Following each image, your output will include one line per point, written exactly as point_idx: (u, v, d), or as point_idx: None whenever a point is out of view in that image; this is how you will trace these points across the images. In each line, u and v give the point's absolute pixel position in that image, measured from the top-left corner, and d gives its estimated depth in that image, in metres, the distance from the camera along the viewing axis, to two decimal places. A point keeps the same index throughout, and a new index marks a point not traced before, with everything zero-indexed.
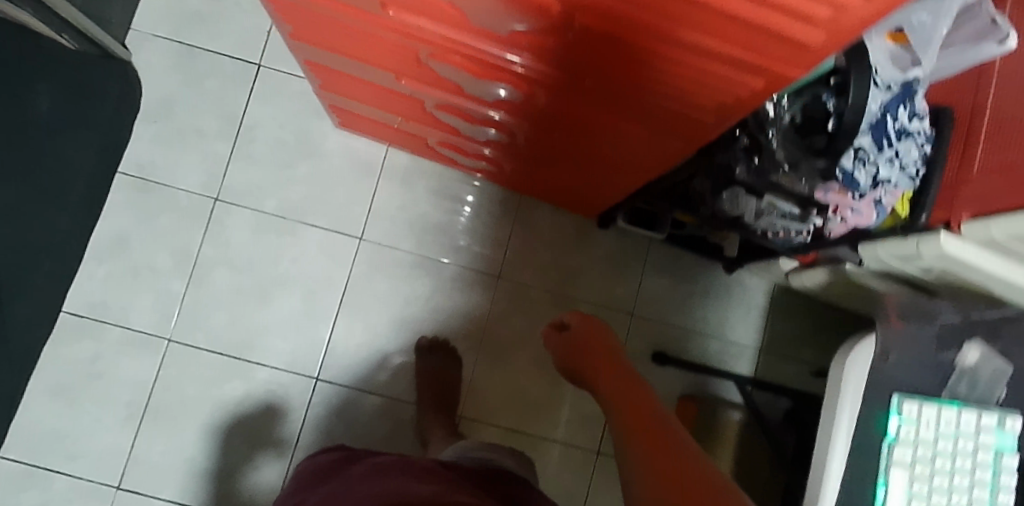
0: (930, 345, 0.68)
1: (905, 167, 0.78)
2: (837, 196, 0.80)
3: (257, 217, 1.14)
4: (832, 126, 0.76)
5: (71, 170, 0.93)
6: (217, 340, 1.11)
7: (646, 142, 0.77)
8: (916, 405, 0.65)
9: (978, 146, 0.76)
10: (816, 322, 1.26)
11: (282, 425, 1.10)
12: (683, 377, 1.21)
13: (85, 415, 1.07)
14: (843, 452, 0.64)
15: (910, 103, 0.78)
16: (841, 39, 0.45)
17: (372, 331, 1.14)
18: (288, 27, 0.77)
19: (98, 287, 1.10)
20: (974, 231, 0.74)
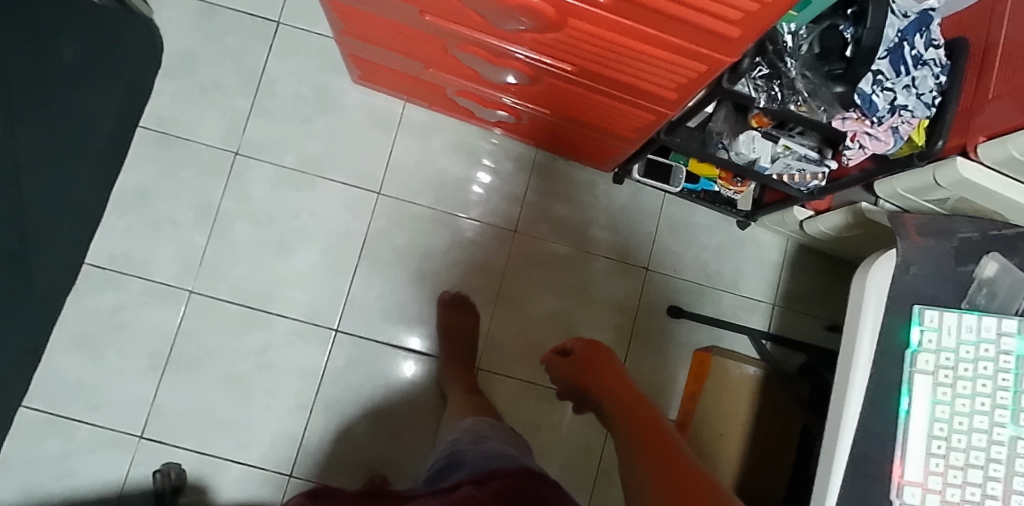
0: (950, 257, 0.69)
1: (921, 95, 0.79)
2: (855, 124, 0.81)
3: (277, 172, 1.15)
4: (849, 53, 0.79)
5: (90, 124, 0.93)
6: (237, 291, 1.12)
7: (667, 71, 0.78)
8: (937, 313, 0.67)
9: (993, 72, 0.77)
10: (829, 276, 1.27)
11: (302, 376, 1.11)
12: (700, 331, 1.22)
13: (107, 365, 1.08)
14: (866, 364, 0.64)
15: (926, 31, 0.79)
16: None
17: (390, 284, 1.15)
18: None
19: (120, 239, 1.11)
20: (992, 151, 0.74)
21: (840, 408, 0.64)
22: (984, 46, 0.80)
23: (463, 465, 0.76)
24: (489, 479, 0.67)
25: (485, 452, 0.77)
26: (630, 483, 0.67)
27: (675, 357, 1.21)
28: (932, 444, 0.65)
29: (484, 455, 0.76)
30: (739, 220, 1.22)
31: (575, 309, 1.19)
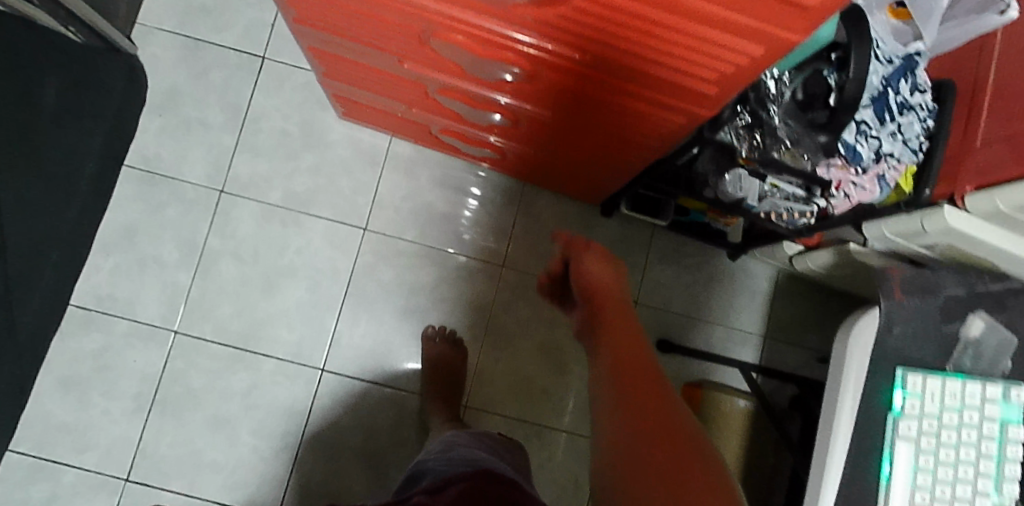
0: (935, 316, 0.68)
1: (908, 141, 0.78)
2: (839, 172, 0.81)
3: (262, 209, 1.15)
4: (832, 100, 0.76)
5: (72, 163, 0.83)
6: (223, 331, 1.11)
7: (653, 121, 0.76)
8: (921, 377, 0.65)
9: (981, 117, 0.76)
10: (822, 306, 1.25)
11: (288, 416, 1.11)
12: (689, 365, 1.21)
13: (93, 408, 1.08)
14: (849, 428, 0.63)
15: (911, 76, 0.78)
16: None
17: (376, 321, 1.14)
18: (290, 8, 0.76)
19: (105, 280, 1.11)
20: (979, 204, 0.73)
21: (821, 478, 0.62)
22: (972, 89, 0.78)
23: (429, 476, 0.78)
24: (445, 488, 0.66)
25: (447, 461, 0.79)
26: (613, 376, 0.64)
27: None
28: None
29: (447, 462, 0.78)
30: (728, 252, 1.20)
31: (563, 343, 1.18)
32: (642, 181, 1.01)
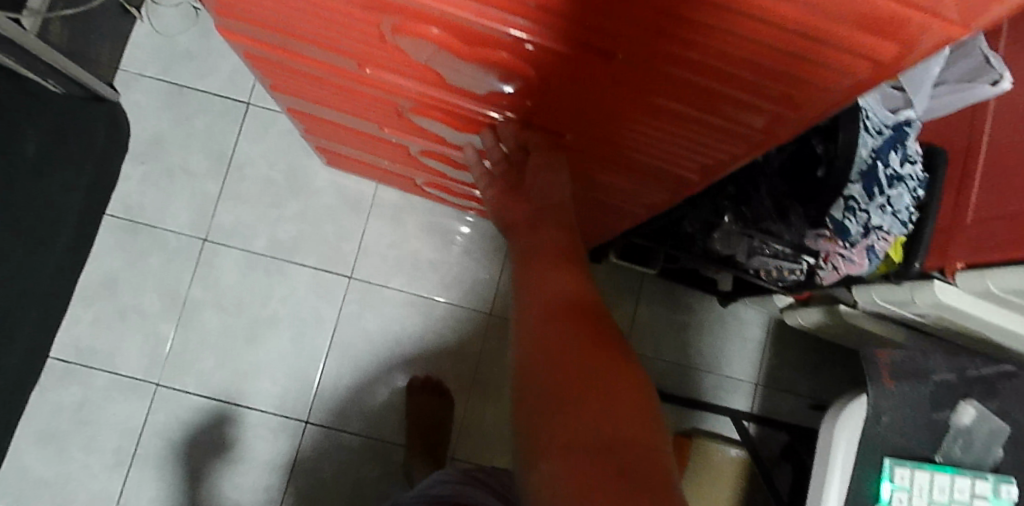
0: (924, 404, 0.66)
1: (899, 213, 0.75)
2: (827, 244, 0.79)
3: (247, 257, 1.13)
4: (822, 172, 0.77)
5: None
6: (205, 383, 1.10)
7: (636, 193, 0.76)
8: (909, 470, 0.64)
9: (973, 190, 0.74)
10: (814, 352, 1.23)
11: (272, 469, 1.09)
12: (680, 414, 1.19)
13: (72, 462, 1.06)
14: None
15: (901, 147, 0.76)
16: (825, 108, 0.45)
17: (361, 372, 1.13)
18: (262, 77, 0.74)
19: (86, 331, 1.09)
20: (970, 282, 0.72)
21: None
22: (965, 159, 0.77)
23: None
24: None
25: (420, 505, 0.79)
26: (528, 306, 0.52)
27: None
28: None
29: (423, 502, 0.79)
30: (720, 298, 1.17)
31: None
32: (630, 238, 1.00)
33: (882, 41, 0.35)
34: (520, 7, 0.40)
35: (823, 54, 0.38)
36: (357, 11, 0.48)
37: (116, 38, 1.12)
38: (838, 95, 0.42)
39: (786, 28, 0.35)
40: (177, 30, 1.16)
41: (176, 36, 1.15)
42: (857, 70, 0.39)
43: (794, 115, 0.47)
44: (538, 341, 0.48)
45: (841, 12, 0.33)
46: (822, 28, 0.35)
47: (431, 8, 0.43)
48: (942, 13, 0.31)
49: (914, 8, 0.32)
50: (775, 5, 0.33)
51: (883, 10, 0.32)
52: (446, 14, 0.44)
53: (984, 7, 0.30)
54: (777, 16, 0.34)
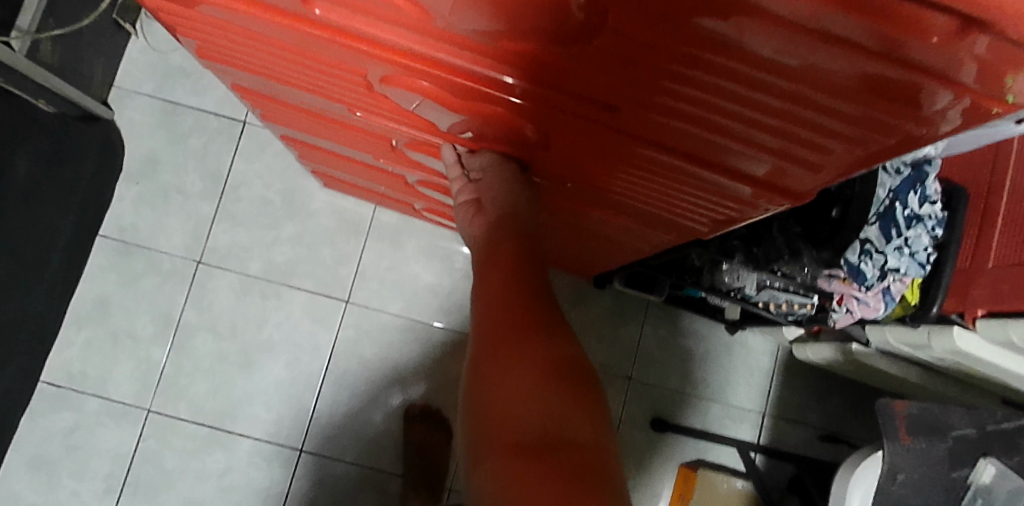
0: (942, 462, 0.63)
1: (915, 254, 0.73)
2: (841, 285, 0.76)
3: (242, 281, 1.10)
4: (835, 213, 0.73)
5: None
6: (198, 409, 1.07)
7: (636, 234, 0.73)
8: None
9: (993, 234, 0.73)
10: (823, 382, 1.20)
11: (267, 499, 1.06)
12: (685, 445, 1.16)
13: (61, 490, 1.04)
14: None
15: (921, 187, 0.73)
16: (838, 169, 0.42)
17: (358, 399, 1.10)
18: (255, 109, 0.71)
19: (77, 355, 1.06)
20: (991, 330, 0.69)
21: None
22: (984, 201, 0.76)
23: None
24: None
25: None
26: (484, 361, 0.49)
27: (657, 473, 1.15)
28: None
29: None
30: (727, 326, 1.13)
31: None
32: (634, 267, 0.97)
33: (897, 109, 0.32)
34: (509, 54, 0.37)
35: (839, 115, 0.34)
36: (339, 63, 0.45)
37: (110, 55, 1.09)
38: (851, 156, 0.39)
39: (796, 87, 0.32)
40: (172, 47, 1.13)
41: (171, 54, 1.13)
42: (879, 134, 0.35)
43: (805, 172, 0.44)
44: (489, 411, 0.46)
45: (855, 78, 0.30)
46: (836, 91, 0.31)
47: (420, 54, 0.40)
48: (966, 84, 0.28)
49: (942, 80, 0.28)
50: (783, 68, 0.30)
51: (898, 80, 0.29)
52: (433, 58, 0.40)
53: (1009, 82, 0.27)
54: (785, 80, 0.32)
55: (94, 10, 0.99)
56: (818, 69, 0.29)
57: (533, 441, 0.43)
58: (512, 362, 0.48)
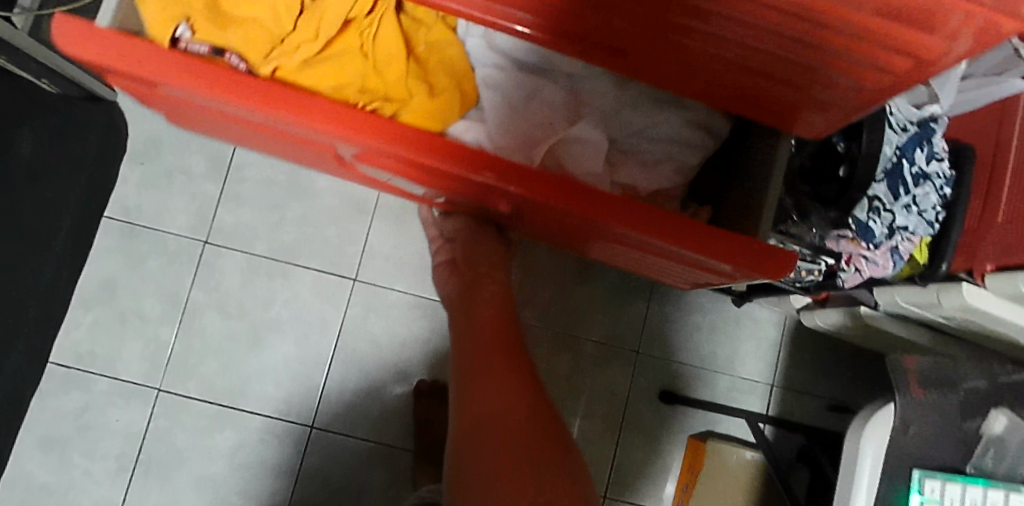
0: (954, 414, 0.63)
1: (924, 213, 0.73)
2: (849, 245, 0.75)
3: (248, 260, 1.10)
4: (843, 172, 0.73)
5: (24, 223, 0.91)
6: (208, 388, 1.07)
7: (606, 251, 0.96)
8: (939, 482, 0.61)
9: (1001, 190, 0.72)
10: (831, 352, 1.20)
11: (278, 476, 1.07)
12: (693, 417, 1.16)
13: (75, 469, 1.05)
14: None
15: (928, 145, 0.74)
16: (844, 114, 0.58)
17: (367, 376, 1.10)
18: (251, 149, 0.99)
19: (86, 336, 1.07)
20: (1000, 285, 0.68)
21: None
22: (992, 157, 0.75)
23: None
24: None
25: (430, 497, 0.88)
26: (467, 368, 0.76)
27: (666, 445, 1.15)
28: None
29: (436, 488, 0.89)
30: (734, 298, 1.13)
31: (563, 396, 1.14)
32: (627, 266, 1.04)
33: (882, 54, 0.46)
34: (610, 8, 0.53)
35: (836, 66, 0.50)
36: (272, 103, 0.62)
37: None
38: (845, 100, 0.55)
39: (809, 46, 0.48)
40: None
41: None
42: (868, 87, 0.51)
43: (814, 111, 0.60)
44: (476, 427, 0.69)
45: (845, 35, 0.45)
46: (836, 46, 0.47)
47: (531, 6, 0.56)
48: (925, 34, 0.42)
49: (911, 31, 0.42)
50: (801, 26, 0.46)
51: (877, 30, 0.43)
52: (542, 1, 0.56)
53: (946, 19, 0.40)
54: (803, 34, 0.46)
55: None
56: (823, 28, 0.45)
57: (500, 458, 0.65)
58: (493, 389, 0.72)
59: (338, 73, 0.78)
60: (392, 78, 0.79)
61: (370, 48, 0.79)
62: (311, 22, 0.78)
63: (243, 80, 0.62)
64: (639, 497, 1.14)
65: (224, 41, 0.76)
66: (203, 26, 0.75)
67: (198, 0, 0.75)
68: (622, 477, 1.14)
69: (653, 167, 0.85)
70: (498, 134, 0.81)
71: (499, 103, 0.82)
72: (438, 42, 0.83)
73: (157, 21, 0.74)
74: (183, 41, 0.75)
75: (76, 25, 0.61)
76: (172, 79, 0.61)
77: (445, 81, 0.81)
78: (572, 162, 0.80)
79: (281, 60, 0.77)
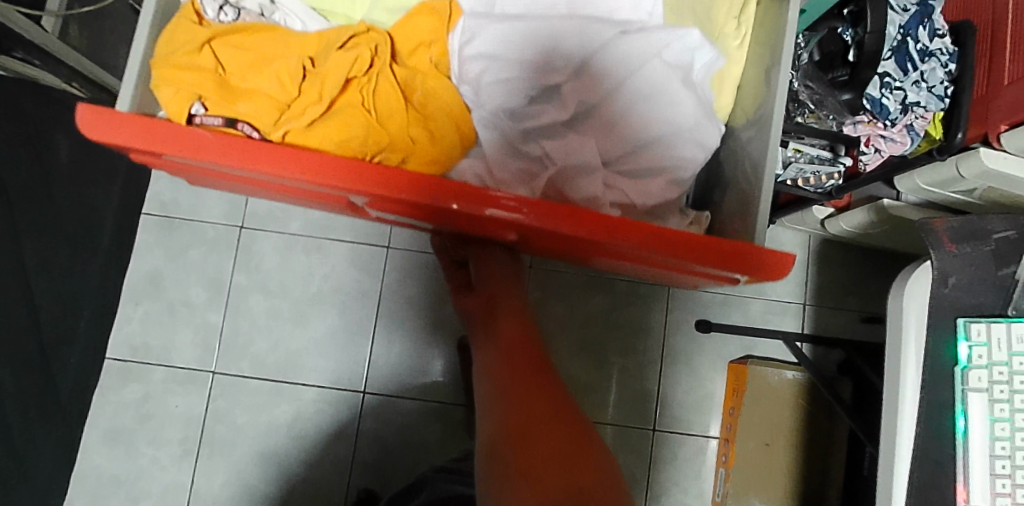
0: (988, 262, 0.66)
1: (933, 88, 0.78)
2: (867, 128, 0.82)
3: (285, 240, 1.14)
4: (853, 56, 0.78)
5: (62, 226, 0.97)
6: (261, 366, 1.11)
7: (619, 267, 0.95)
8: (984, 325, 0.64)
9: (1004, 57, 0.75)
10: (859, 265, 1.22)
11: (338, 441, 1.10)
12: (731, 342, 1.19)
13: (141, 458, 1.08)
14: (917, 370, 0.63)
15: (928, 22, 0.79)
16: None
17: (409, 338, 1.13)
18: (270, 197, 1.01)
19: (138, 328, 1.11)
20: (1014, 140, 0.70)
21: (891, 450, 0.62)
22: (992, 29, 0.78)
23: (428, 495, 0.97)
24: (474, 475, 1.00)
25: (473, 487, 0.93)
26: (485, 389, 0.77)
27: (708, 373, 1.18)
28: (995, 465, 0.62)
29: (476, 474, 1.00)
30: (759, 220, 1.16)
31: (602, 336, 1.18)
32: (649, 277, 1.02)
33: None
34: None
35: None
36: (266, 159, 0.60)
37: None
38: None
39: None
40: None
41: None
42: None
43: None
44: (492, 439, 0.70)
45: None
46: None
47: None
48: None
49: None
50: None
51: None
52: None
53: None
54: None
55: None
56: None
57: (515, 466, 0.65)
58: (504, 402, 0.72)
59: (343, 129, 0.72)
60: (397, 129, 0.75)
61: (374, 103, 0.75)
62: (316, 85, 0.73)
63: (251, 142, 0.60)
64: (688, 426, 1.17)
65: (234, 109, 0.71)
66: (216, 100, 0.71)
67: (208, 76, 0.71)
68: (669, 411, 1.16)
69: (644, 182, 0.77)
70: (499, 170, 0.79)
71: (497, 141, 0.79)
72: (435, 87, 0.78)
73: (173, 101, 0.70)
74: (198, 118, 0.70)
75: (95, 112, 0.59)
76: (167, 147, 0.60)
77: (450, 125, 0.78)
78: (572, 186, 0.76)
79: (290, 123, 0.72)
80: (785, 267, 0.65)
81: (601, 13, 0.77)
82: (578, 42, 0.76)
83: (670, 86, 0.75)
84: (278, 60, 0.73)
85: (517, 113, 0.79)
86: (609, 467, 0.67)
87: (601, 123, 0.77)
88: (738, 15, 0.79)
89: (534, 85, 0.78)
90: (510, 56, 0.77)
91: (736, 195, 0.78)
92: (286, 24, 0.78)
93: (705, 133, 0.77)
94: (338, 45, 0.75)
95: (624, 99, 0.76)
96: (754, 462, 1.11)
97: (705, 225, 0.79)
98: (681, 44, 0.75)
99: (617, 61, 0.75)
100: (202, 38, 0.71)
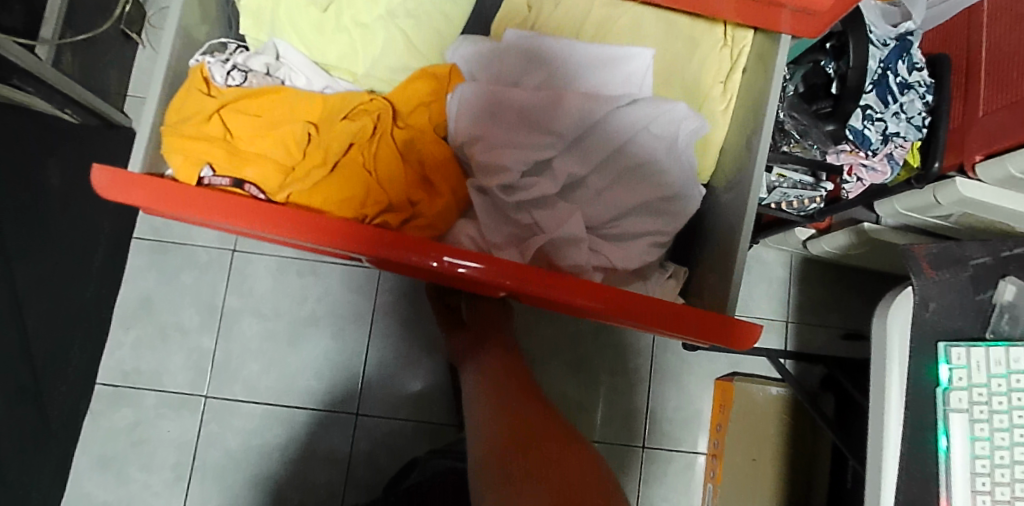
0: (966, 288, 0.69)
1: (911, 119, 0.84)
2: (849, 156, 0.87)
3: (278, 263, 1.14)
4: (835, 89, 0.83)
5: (53, 252, 0.96)
6: (253, 389, 1.11)
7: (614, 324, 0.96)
8: (964, 349, 0.67)
9: (979, 91, 0.79)
10: (839, 282, 1.26)
11: (331, 464, 1.10)
12: (718, 359, 1.21)
13: (133, 484, 1.07)
14: (901, 388, 0.65)
15: (908, 56, 0.85)
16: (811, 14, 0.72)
17: (402, 358, 1.14)
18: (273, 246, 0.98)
19: (129, 354, 1.10)
20: (991, 170, 0.74)
21: (878, 472, 0.65)
22: (966, 63, 0.83)
23: (418, 474, 0.92)
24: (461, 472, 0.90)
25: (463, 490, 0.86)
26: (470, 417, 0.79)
27: (695, 390, 1.20)
28: (976, 481, 0.65)
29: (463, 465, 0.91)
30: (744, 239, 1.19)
31: (591, 354, 1.20)
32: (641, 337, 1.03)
33: None
34: None
35: None
36: (268, 222, 0.60)
37: (123, 64, 1.11)
38: None
39: None
40: None
41: None
42: None
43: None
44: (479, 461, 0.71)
45: None
46: None
47: None
48: None
49: None
50: None
51: None
52: None
53: None
54: None
55: (106, 21, 1.03)
56: None
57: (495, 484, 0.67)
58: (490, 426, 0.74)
59: (344, 190, 0.74)
60: (397, 191, 0.75)
61: (375, 165, 0.75)
62: (321, 147, 0.75)
63: (255, 205, 0.60)
64: (677, 443, 1.19)
65: (242, 173, 0.73)
66: (224, 165, 0.73)
67: (216, 142, 0.72)
68: (658, 426, 1.19)
69: (631, 243, 0.78)
70: (492, 235, 0.76)
71: (488, 208, 0.76)
72: (432, 149, 0.77)
73: (182, 167, 0.72)
74: (206, 181, 0.72)
75: (117, 174, 0.60)
76: (173, 208, 0.60)
77: (449, 190, 0.77)
78: (560, 256, 0.74)
79: (292, 186, 0.73)
80: (752, 336, 0.63)
81: (590, 88, 0.80)
82: (573, 119, 0.76)
83: (659, 156, 0.78)
84: (285, 125, 0.76)
85: (508, 186, 0.76)
86: (611, 484, 0.67)
87: (590, 193, 0.78)
88: (723, 81, 0.84)
89: (526, 161, 0.76)
90: (500, 133, 0.76)
91: (717, 236, 0.81)
92: (292, 81, 0.80)
93: (687, 200, 0.79)
94: (341, 116, 0.78)
95: (617, 166, 0.78)
96: (741, 475, 1.14)
97: (682, 278, 0.82)
98: (669, 117, 0.77)
99: (609, 136, 0.78)
100: (211, 108, 0.74)
